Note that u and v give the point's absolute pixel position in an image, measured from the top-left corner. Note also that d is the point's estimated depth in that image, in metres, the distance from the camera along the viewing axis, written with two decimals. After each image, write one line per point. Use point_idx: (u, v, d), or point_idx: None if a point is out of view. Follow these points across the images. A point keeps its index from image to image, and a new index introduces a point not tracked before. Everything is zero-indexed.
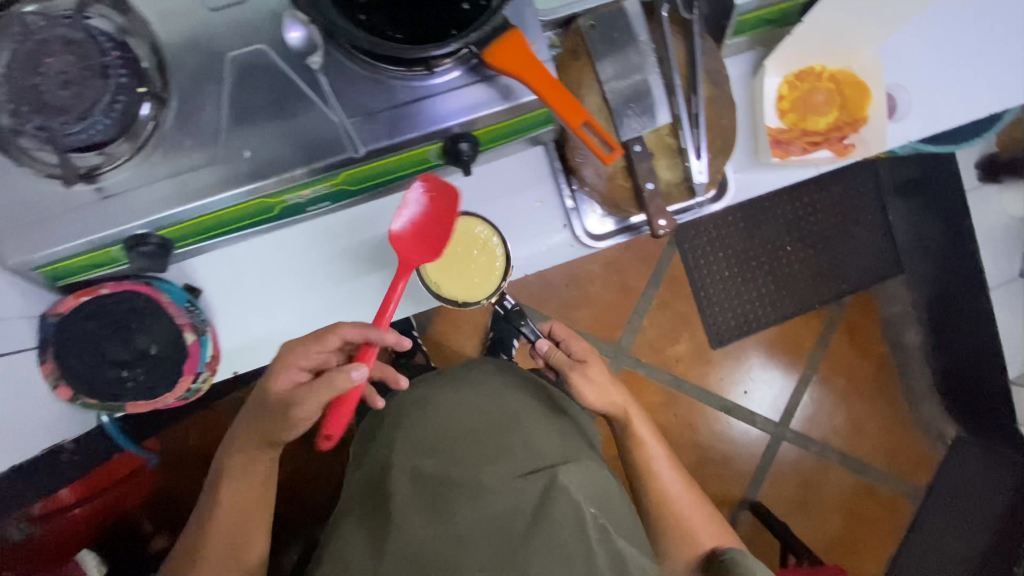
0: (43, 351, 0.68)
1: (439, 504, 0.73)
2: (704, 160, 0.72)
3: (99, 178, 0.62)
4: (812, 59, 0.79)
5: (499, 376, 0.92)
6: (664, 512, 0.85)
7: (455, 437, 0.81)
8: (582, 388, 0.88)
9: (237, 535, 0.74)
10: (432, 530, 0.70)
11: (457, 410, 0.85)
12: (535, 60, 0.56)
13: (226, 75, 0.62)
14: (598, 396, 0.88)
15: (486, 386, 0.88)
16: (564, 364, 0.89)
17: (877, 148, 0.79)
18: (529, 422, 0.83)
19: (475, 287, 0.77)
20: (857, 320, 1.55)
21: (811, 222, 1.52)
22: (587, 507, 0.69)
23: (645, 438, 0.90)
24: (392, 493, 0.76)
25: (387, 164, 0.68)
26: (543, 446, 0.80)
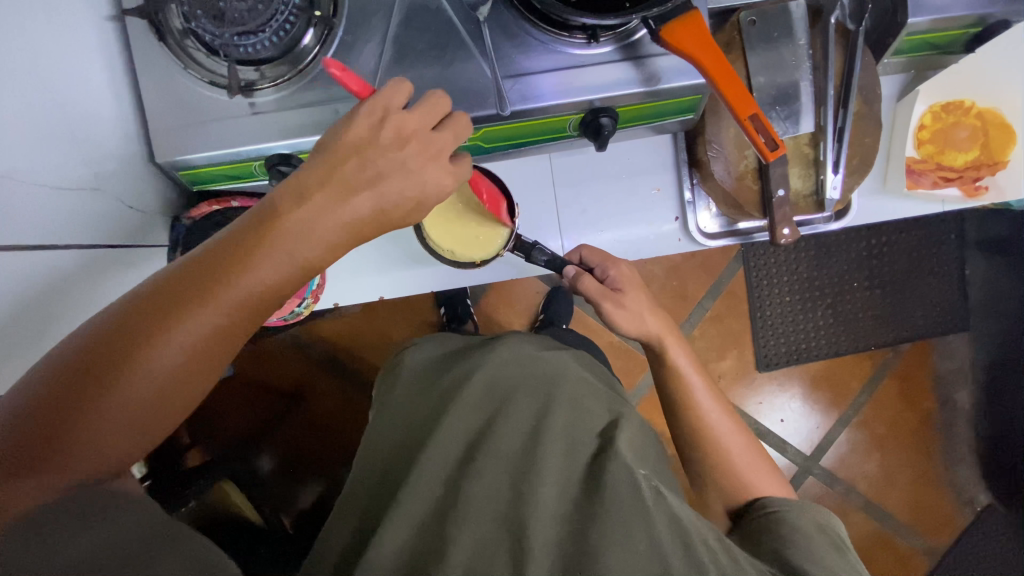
0: (173, 251, 0.73)
1: (482, 472, 0.61)
2: (840, 175, 0.70)
3: (254, 94, 0.63)
4: (963, 92, 0.75)
5: (535, 340, 0.79)
6: (705, 453, 0.74)
7: (498, 400, 0.68)
8: (614, 317, 0.73)
9: (211, 343, 0.47)
10: (493, 507, 0.59)
11: (502, 368, 0.71)
12: (712, 43, 0.55)
13: (395, 14, 0.63)
14: (632, 325, 0.74)
15: (520, 342, 0.76)
16: (597, 292, 0.73)
17: (1012, 196, 0.75)
18: (574, 381, 0.71)
19: (485, 243, 0.75)
20: (910, 368, 1.52)
21: (886, 262, 1.48)
22: (639, 469, 0.59)
23: (684, 372, 0.76)
24: (438, 461, 0.64)
25: (528, 127, 0.68)
26: (590, 408, 0.69)
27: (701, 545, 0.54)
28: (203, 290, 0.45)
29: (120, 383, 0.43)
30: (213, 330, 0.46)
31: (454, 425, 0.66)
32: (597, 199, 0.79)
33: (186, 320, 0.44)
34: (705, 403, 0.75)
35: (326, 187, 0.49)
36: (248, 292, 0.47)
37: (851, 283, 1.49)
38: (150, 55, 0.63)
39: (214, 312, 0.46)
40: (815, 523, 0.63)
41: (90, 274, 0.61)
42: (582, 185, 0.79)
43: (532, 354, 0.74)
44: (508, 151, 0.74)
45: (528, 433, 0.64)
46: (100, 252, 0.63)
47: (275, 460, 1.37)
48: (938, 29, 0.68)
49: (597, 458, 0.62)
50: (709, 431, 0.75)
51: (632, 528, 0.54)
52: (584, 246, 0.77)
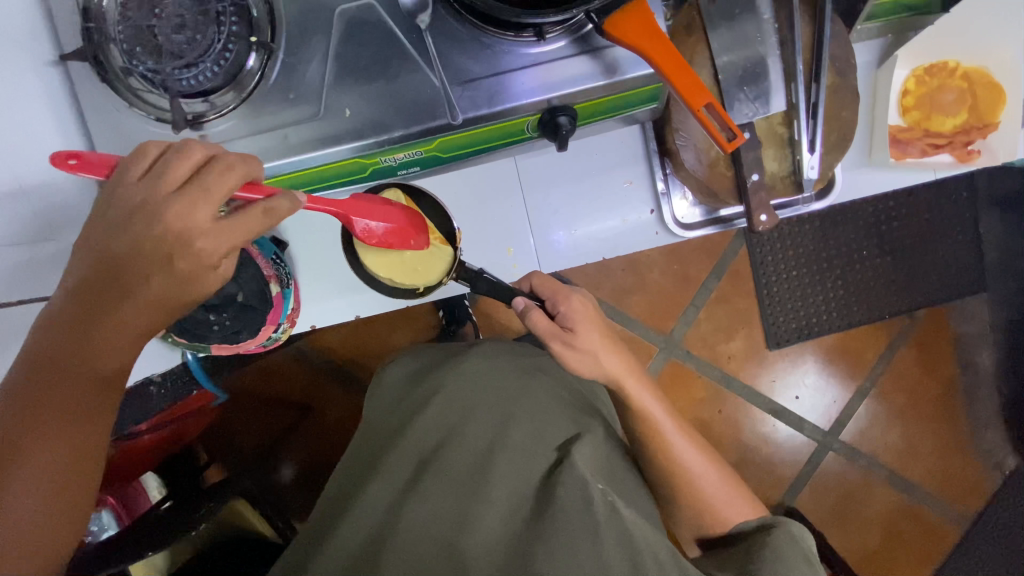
0: None
1: (434, 486, 0.62)
2: (817, 154, 0.67)
3: (204, 126, 0.62)
4: (947, 52, 0.71)
5: (505, 347, 0.79)
6: (678, 489, 0.74)
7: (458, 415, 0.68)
8: (566, 359, 0.71)
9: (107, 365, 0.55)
10: (442, 523, 0.59)
11: (465, 381, 0.70)
12: (661, 33, 0.52)
13: (334, 30, 0.61)
14: (587, 366, 0.72)
15: (491, 352, 0.75)
16: (551, 336, 0.70)
17: (1005, 158, 0.71)
18: (537, 393, 0.71)
19: (427, 268, 0.73)
20: (928, 335, 1.46)
21: (893, 228, 1.43)
22: (595, 484, 0.60)
23: (654, 413, 0.74)
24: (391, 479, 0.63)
25: (485, 133, 0.66)
26: (554, 420, 0.68)
27: (646, 549, 0.56)
28: (83, 323, 0.53)
29: (48, 402, 0.53)
30: (114, 351, 0.54)
31: (414, 439, 0.66)
32: (568, 199, 0.76)
33: (76, 370, 0.54)
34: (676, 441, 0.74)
35: (105, 270, 0.52)
36: (125, 322, 0.53)
37: (858, 254, 1.43)
38: (97, 97, 0.62)
39: (105, 340, 0.54)
40: (803, 558, 0.60)
41: None
42: (551, 185, 0.76)
43: (498, 365, 0.73)
44: (469, 159, 0.72)
45: (484, 449, 0.64)
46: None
47: (292, 471, 1.38)
48: None
49: (550, 474, 0.62)
50: (681, 469, 0.74)
51: (575, 544, 0.56)
52: (534, 276, 0.74)
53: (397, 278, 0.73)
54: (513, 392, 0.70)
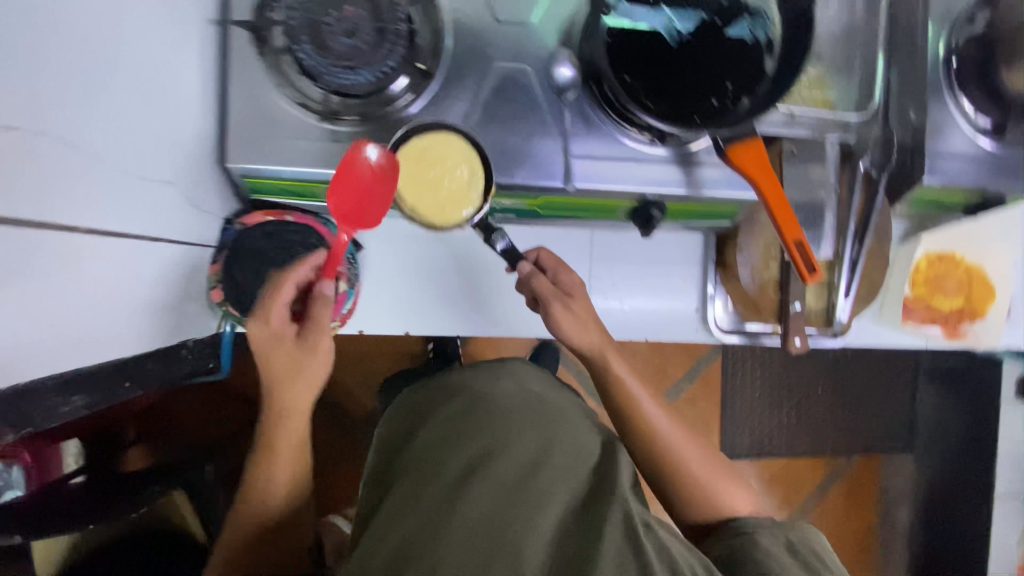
0: (218, 253, 0.73)
1: (484, 490, 0.60)
2: (850, 301, 0.78)
3: (337, 121, 0.66)
4: (958, 247, 0.85)
5: (537, 372, 0.81)
6: (670, 480, 0.76)
7: (498, 423, 0.68)
8: (561, 320, 0.72)
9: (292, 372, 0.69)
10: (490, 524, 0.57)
11: (505, 398, 0.72)
12: (771, 171, 0.61)
13: (487, 78, 0.68)
14: (579, 332, 0.73)
15: (524, 376, 0.78)
16: (548, 294, 0.72)
17: (987, 344, 0.86)
18: (570, 417, 0.73)
19: (452, 206, 0.68)
20: (859, 481, 1.63)
21: (848, 374, 1.59)
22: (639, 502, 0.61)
23: (646, 402, 0.76)
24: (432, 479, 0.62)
25: (584, 204, 0.74)
26: (582, 436, 0.71)
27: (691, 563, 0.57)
28: (271, 356, 0.70)
29: (273, 396, 0.71)
30: (282, 363, 0.69)
31: (459, 443, 0.65)
32: (626, 279, 0.83)
33: (277, 380, 0.70)
34: (669, 432, 0.76)
35: (278, 333, 0.69)
36: (294, 350, 0.69)
37: (815, 391, 1.58)
38: (246, 66, 0.64)
39: (282, 364, 0.69)
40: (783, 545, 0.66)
41: (143, 259, 0.59)
42: (614, 262, 0.83)
43: (534, 391, 0.75)
44: (557, 221, 0.79)
45: (527, 458, 0.64)
46: (155, 245, 0.61)
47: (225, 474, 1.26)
48: (944, 190, 0.78)
49: (590, 490, 0.63)
50: (674, 461, 0.75)
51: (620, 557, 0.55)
52: (543, 249, 0.76)
53: (421, 210, 0.68)
54: (547, 412, 0.72)
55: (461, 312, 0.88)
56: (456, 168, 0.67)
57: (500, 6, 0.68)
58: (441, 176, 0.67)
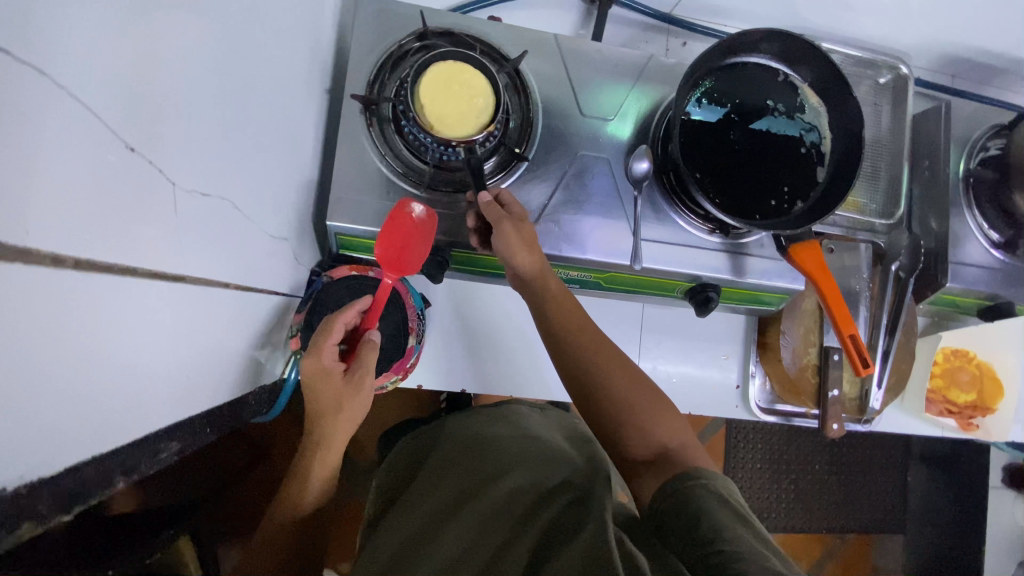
0: (302, 301, 0.75)
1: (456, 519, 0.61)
2: (882, 391, 0.83)
3: (432, 191, 0.71)
4: (969, 344, 0.93)
5: (537, 417, 0.85)
6: (610, 420, 0.67)
7: (485, 456, 0.72)
8: (507, 247, 0.66)
9: (336, 408, 0.68)
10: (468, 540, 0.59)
11: (495, 438, 0.76)
12: (829, 270, 0.68)
13: (572, 164, 0.75)
14: (523, 255, 0.66)
15: (518, 418, 0.82)
16: (498, 218, 0.66)
17: (997, 437, 0.92)
18: (559, 454, 0.72)
19: (453, 121, 0.66)
20: (851, 559, 1.64)
21: (844, 452, 1.65)
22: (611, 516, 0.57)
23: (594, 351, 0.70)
24: (420, 505, 0.66)
25: (647, 282, 0.79)
26: (558, 460, 0.71)
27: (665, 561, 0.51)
28: (311, 389, 0.68)
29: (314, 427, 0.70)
30: (319, 395, 0.67)
31: (451, 475, 0.70)
32: (672, 351, 0.88)
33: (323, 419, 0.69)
34: (612, 369, 0.69)
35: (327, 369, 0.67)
36: (343, 384, 0.68)
37: (813, 467, 1.62)
38: (357, 134, 0.70)
39: (327, 395, 0.67)
40: (718, 499, 0.55)
41: (247, 309, 0.59)
42: (663, 335, 0.88)
43: (516, 435, 0.77)
44: (617, 293, 0.83)
45: (508, 490, 0.64)
46: (259, 294, 0.61)
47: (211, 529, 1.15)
48: (958, 295, 0.87)
49: (558, 504, 0.61)
50: (616, 406, 0.67)
51: (583, 544, 0.53)
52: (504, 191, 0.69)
53: (428, 110, 0.66)
54: (523, 447, 0.73)
55: (511, 372, 0.92)
56: (480, 97, 0.67)
57: (585, 102, 0.76)
58: (462, 97, 0.66)
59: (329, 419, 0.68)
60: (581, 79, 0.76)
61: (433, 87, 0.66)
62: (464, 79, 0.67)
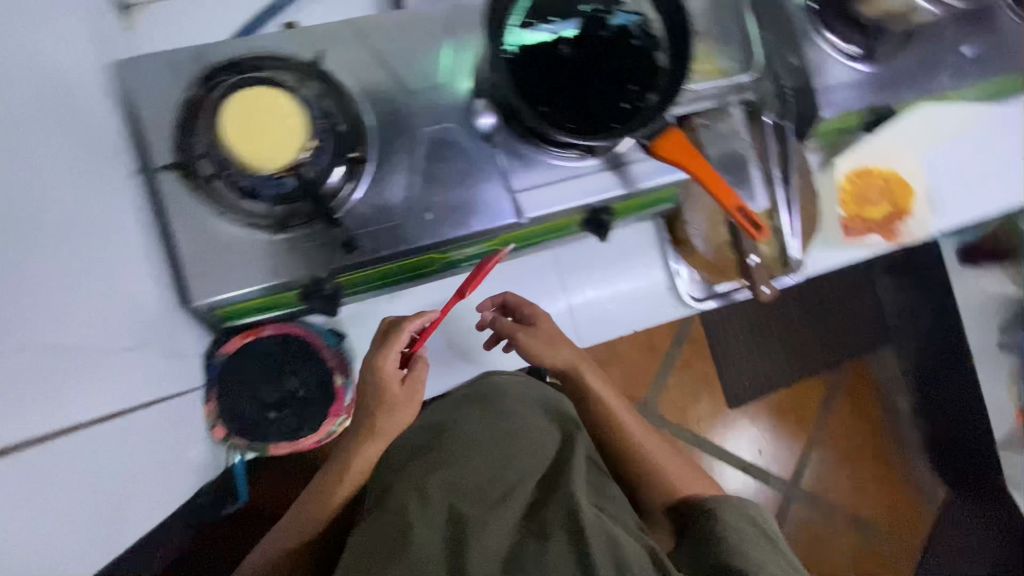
0: (208, 391, 0.71)
1: (448, 509, 0.61)
2: (797, 240, 0.84)
3: (290, 229, 0.67)
4: (867, 162, 0.94)
5: (512, 380, 0.83)
6: (647, 476, 0.78)
7: (457, 441, 0.69)
8: (528, 348, 0.77)
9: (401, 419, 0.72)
10: (440, 541, 0.58)
11: (465, 418, 0.74)
12: (693, 151, 0.68)
13: (417, 146, 0.70)
14: (549, 353, 0.78)
15: (492, 386, 0.80)
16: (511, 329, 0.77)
17: (921, 236, 0.95)
18: (526, 428, 0.73)
19: (266, 150, 0.62)
20: (858, 389, 1.67)
21: (815, 294, 1.66)
22: (586, 503, 0.62)
23: (616, 407, 0.80)
24: (388, 497, 0.63)
25: (541, 230, 0.78)
26: (540, 447, 0.71)
27: (633, 559, 0.57)
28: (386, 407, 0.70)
29: (365, 445, 0.71)
30: (382, 412, 0.71)
31: (418, 464, 0.67)
32: (597, 281, 0.88)
33: (394, 414, 0.71)
34: (630, 421, 0.80)
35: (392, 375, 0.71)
36: (410, 393, 0.72)
37: (792, 320, 1.64)
38: (187, 204, 0.65)
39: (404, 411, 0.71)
40: (745, 520, 0.69)
41: (128, 433, 0.58)
42: (583, 270, 0.88)
43: (496, 411, 0.75)
44: (523, 249, 0.82)
45: (484, 482, 0.65)
46: (135, 412, 0.59)
47: None
48: (836, 120, 0.87)
49: (540, 504, 0.64)
50: (648, 464, 0.78)
51: (569, 540, 0.58)
52: (508, 292, 0.82)
53: (237, 145, 0.62)
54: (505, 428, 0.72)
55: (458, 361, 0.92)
56: (292, 117, 0.63)
57: (407, 76, 0.71)
58: (272, 124, 0.62)
59: (391, 420, 0.71)
60: (393, 55, 0.71)
61: (241, 119, 0.62)
62: (272, 104, 0.62)
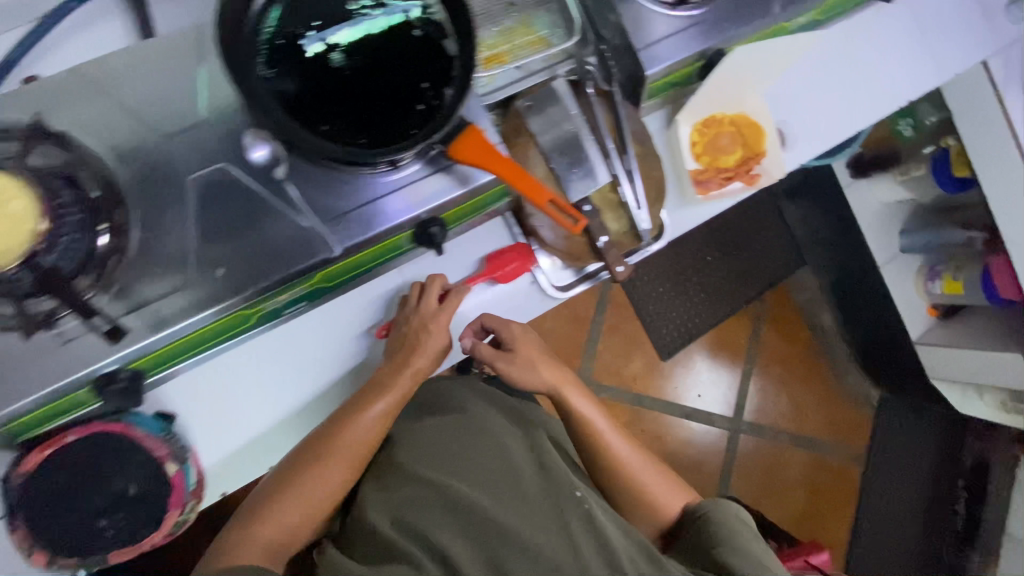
0: (12, 518, 0.63)
1: (437, 526, 0.75)
2: (644, 210, 0.82)
3: (58, 322, 0.58)
4: (712, 108, 0.90)
5: (486, 401, 0.90)
6: (630, 486, 0.85)
7: (455, 449, 0.83)
8: (510, 374, 0.83)
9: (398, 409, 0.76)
10: (466, 534, 0.75)
11: (456, 427, 0.86)
12: (495, 150, 0.65)
13: (189, 197, 0.62)
14: (526, 377, 0.84)
15: (470, 403, 0.89)
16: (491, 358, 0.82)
17: (779, 173, 0.90)
18: (497, 430, 0.87)
19: None
20: (779, 313, 1.72)
21: (720, 234, 1.70)
22: (574, 495, 0.79)
23: (603, 431, 0.86)
24: (411, 500, 0.78)
25: (366, 256, 0.70)
26: (515, 452, 0.84)
27: (623, 556, 0.74)
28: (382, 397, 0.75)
29: (347, 434, 0.74)
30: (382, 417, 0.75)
31: (429, 465, 0.81)
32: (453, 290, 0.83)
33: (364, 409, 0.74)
34: (613, 439, 0.86)
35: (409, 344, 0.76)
36: (411, 381, 0.76)
37: (706, 260, 1.68)
38: None
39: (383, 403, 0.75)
40: (737, 519, 0.78)
41: None
42: None
43: (466, 415, 0.87)
44: (356, 279, 0.76)
45: (487, 488, 0.79)
46: None
47: None
48: (671, 72, 0.82)
49: (539, 503, 0.79)
50: (634, 477, 0.85)
51: (566, 537, 0.75)
52: (485, 316, 0.83)
53: None
54: (480, 440, 0.84)
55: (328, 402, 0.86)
56: (12, 202, 0.54)
57: (162, 122, 0.62)
58: None
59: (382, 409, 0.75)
60: (140, 99, 0.62)
61: None
62: None
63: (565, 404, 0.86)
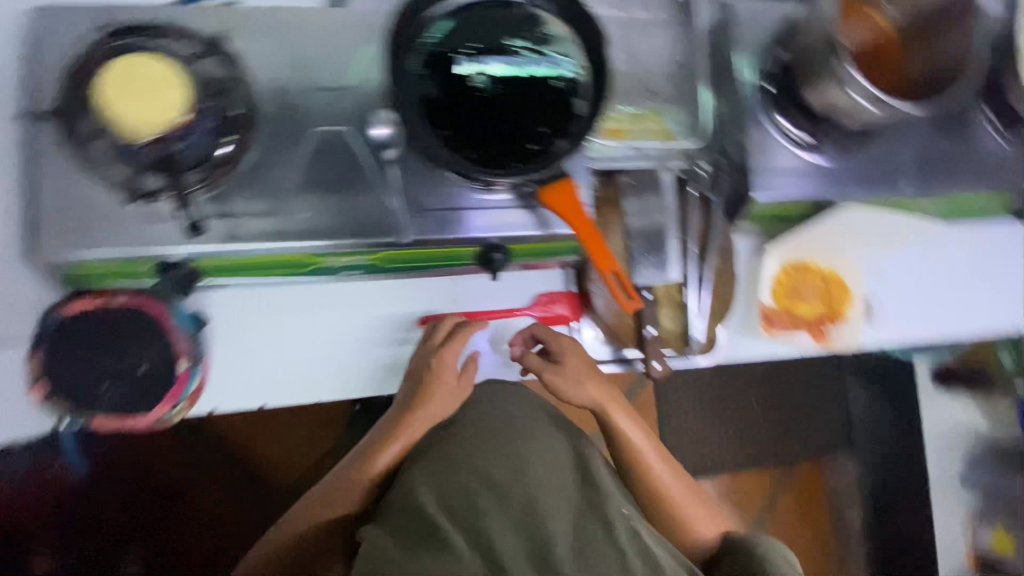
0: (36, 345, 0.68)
1: (491, 515, 0.67)
2: (703, 320, 0.84)
3: (154, 200, 0.65)
4: (806, 254, 0.88)
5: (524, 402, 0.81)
6: (662, 510, 0.82)
7: (486, 433, 0.76)
8: (556, 383, 0.79)
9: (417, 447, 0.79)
10: (503, 528, 0.67)
11: (492, 415, 0.78)
12: (580, 209, 0.69)
13: (306, 143, 0.69)
14: (574, 392, 0.80)
15: (502, 396, 0.81)
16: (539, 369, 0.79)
17: (851, 343, 0.88)
18: (538, 430, 0.78)
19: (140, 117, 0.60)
20: (805, 487, 1.57)
21: (779, 382, 1.56)
22: (621, 507, 0.71)
23: (641, 451, 0.83)
24: (444, 481, 0.71)
25: (428, 254, 0.74)
26: (557, 456, 0.76)
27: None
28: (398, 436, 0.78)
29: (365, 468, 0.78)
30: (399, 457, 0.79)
31: (463, 447, 0.75)
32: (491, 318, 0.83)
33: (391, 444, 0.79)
34: (651, 460, 0.83)
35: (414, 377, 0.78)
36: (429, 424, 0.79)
37: (748, 401, 1.55)
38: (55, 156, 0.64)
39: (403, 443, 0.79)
40: (785, 560, 0.73)
41: None
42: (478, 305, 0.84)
43: (503, 411, 0.79)
44: (411, 270, 0.79)
45: (525, 482, 0.71)
46: None
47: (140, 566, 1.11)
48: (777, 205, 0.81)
49: (581, 512, 0.70)
50: (667, 501, 0.82)
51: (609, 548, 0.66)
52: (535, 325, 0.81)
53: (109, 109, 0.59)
54: (519, 436, 0.76)
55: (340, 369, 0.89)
56: (173, 90, 0.60)
57: (317, 76, 0.70)
58: (152, 95, 0.60)
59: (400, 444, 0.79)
60: (308, 52, 0.70)
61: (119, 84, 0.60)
62: (154, 75, 0.60)
63: (610, 426, 0.83)
